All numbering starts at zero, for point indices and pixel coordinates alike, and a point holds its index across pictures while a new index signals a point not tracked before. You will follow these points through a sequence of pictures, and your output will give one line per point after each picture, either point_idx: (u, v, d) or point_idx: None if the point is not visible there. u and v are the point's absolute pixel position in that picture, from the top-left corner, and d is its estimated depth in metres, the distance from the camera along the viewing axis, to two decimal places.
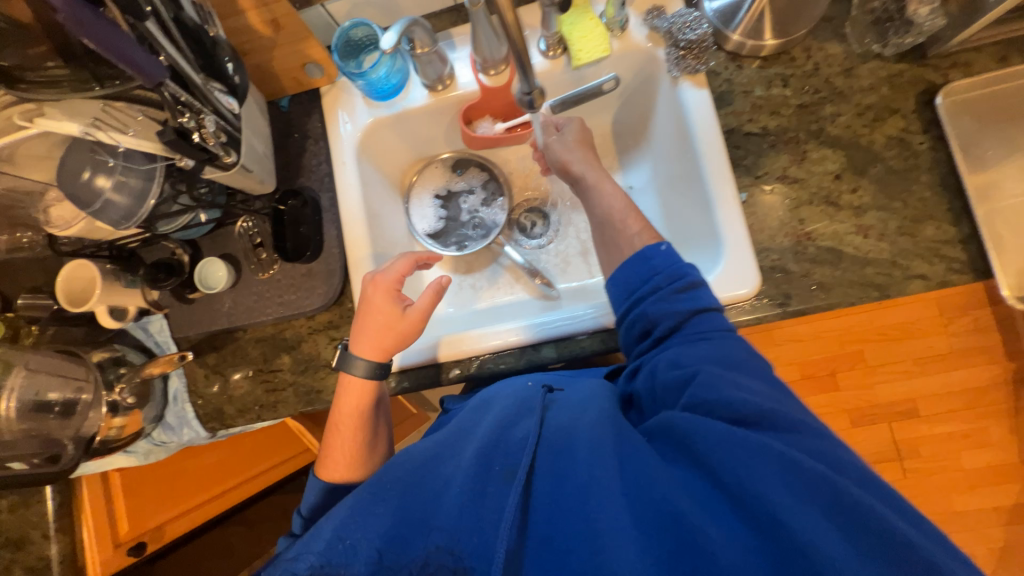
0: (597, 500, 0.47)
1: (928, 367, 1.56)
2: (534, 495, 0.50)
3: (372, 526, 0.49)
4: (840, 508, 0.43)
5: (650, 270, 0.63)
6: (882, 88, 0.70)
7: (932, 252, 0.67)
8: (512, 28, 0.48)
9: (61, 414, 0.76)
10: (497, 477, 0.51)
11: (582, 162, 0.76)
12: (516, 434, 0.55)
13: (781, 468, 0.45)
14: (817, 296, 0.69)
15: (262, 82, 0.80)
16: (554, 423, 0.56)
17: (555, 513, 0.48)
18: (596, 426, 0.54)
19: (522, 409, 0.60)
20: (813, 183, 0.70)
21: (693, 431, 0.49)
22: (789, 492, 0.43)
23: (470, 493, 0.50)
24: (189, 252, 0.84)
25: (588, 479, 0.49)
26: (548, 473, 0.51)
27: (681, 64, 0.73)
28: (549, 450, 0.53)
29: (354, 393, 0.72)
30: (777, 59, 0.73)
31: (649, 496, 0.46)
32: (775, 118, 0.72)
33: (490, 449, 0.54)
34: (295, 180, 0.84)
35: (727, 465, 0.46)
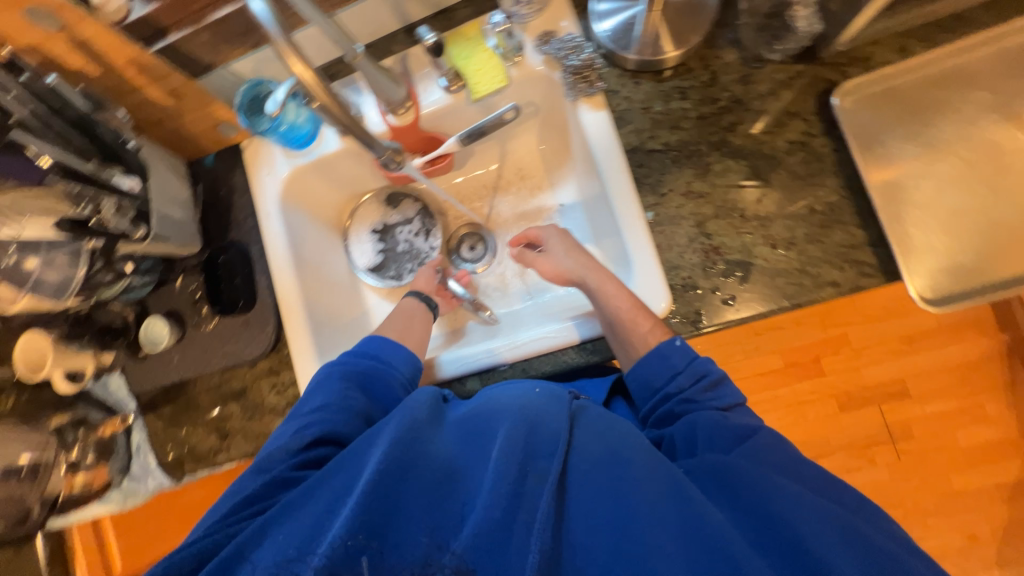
0: (645, 521, 0.44)
1: (919, 344, 1.46)
2: (568, 503, 0.46)
3: (401, 521, 0.45)
4: (881, 567, 0.43)
5: (670, 369, 0.63)
6: (782, 92, 0.68)
7: (842, 258, 0.65)
8: (332, 106, 0.56)
9: (28, 475, 0.83)
10: (530, 480, 0.46)
11: (581, 267, 0.74)
12: (546, 435, 0.49)
13: (839, 531, 0.45)
14: (729, 311, 0.68)
15: (180, 146, 0.82)
16: (591, 432, 0.52)
17: (594, 526, 0.45)
18: (647, 451, 0.50)
19: (556, 406, 0.53)
20: (718, 196, 0.69)
21: (754, 482, 0.48)
22: (828, 536, 0.44)
23: (508, 498, 0.44)
24: (137, 312, 0.88)
25: (638, 496, 0.45)
26: (594, 487, 0.47)
27: (576, 88, 0.72)
28: (591, 458, 0.48)
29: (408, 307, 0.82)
30: (675, 71, 0.72)
31: (701, 529, 0.44)
32: (676, 133, 0.71)
33: (525, 450, 0.48)
34: (226, 234, 0.87)
35: (787, 515, 0.46)
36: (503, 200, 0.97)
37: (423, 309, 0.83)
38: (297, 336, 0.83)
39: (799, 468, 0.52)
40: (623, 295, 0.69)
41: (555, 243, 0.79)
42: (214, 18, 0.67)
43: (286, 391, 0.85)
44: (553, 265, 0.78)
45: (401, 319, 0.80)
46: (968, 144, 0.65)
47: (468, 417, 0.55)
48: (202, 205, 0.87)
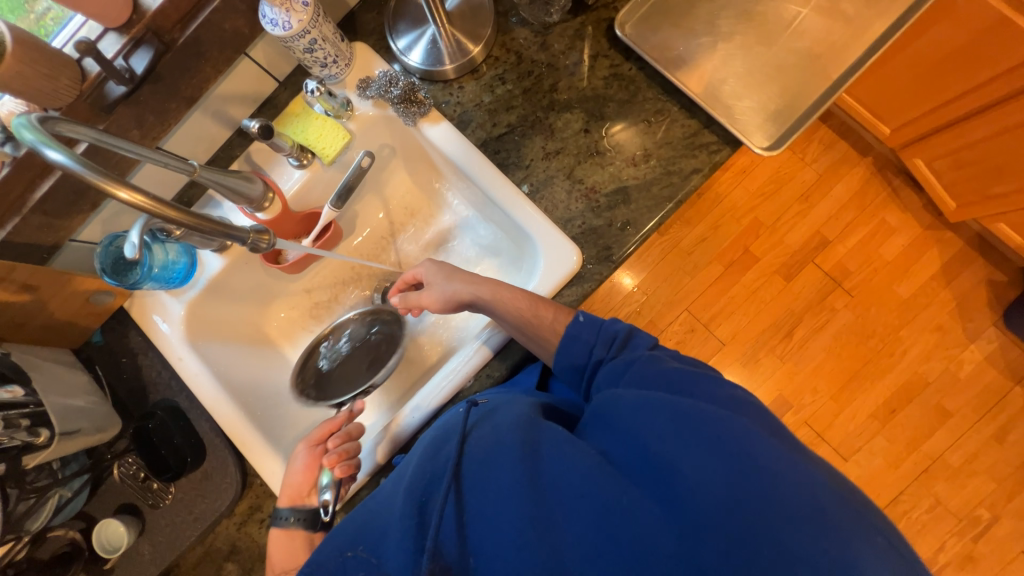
0: (522, 497, 0.49)
1: (812, 198, 1.63)
2: (466, 510, 0.51)
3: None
4: (720, 445, 0.47)
5: (585, 346, 0.65)
6: (577, 42, 0.77)
7: (690, 147, 0.74)
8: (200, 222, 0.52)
9: None
10: (430, 503, 0.51)
11: (468, 286, 0.73)
12: (441, 456, 0.55)
13: (686, 426, 0.49)
14: (630, 233, 0.74)
15: (59, 338, 0.78)
16: (482, 432, 0.56)
17: (487, 519, 0.50)
18: (529, 425, 0.54)
19: (454, 425, 0.59)
20: (571, 146, 0.76)
21: (617, 411, 0.54)
22: (675, 439, 0.48)
23: (411, 531, 0.49)
24: (83, 526, 0.79)
25: (516, 480, 0.50)
26: (478, 482, 0.51)
27: (410, 113, 0.77)
28: (477, 459, 0.53)
29: (284, 536, 0.65)
30: (487, 64, 0.79)
31: (568, 478, 0.49)
32: (513, 112, 0.78)
33: (424, 478, 0.53)
34: (147, 399, 0.82)
35: (643, 429, 0.50)
36: (404, 240, 0.99)
37: (306, 542, 0.65)
38: (262, 460, 0.78)
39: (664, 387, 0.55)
40: (510, 291, 0.71)
41: (433, 275, 0.78)
42: (37, 197, 0.65)
43: None
44: (438, 295, 0.76)
45: (290, 561, 0.63)
46: (733, 19, 0.77)
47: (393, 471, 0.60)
48: (109, 385, 0.81)
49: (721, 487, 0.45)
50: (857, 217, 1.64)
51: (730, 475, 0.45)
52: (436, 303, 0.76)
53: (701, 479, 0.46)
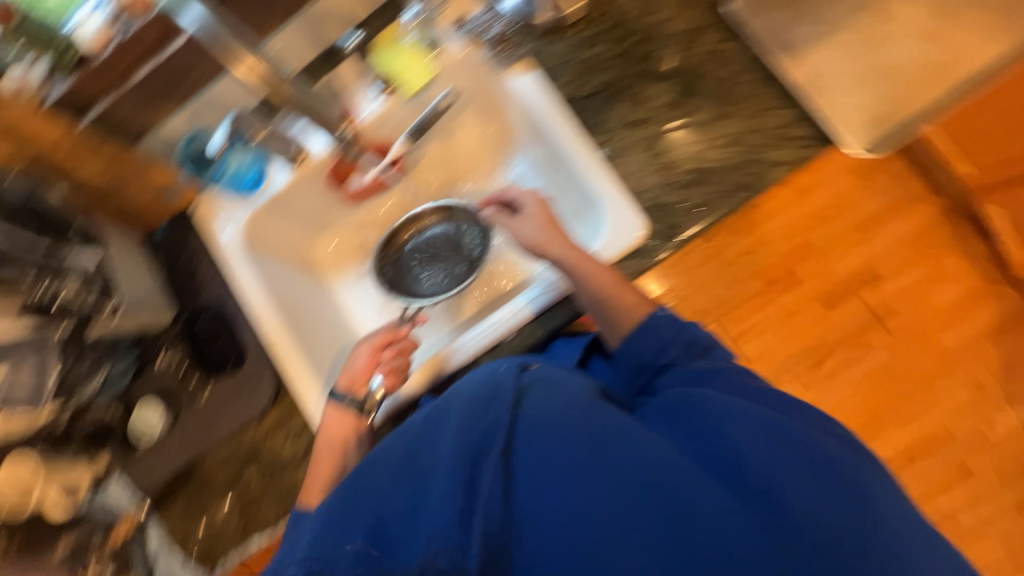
0: (590, 486, 0.41)
1: None
2: (516, 487, 0.42)
3: (346, 533, 0.44)
4: (820, 465, 0.42)
5: (662, 340, 0.62)
6: (680, 15, 0.76)
7: (779, 138, 0.71)
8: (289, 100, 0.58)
9: None
10: (474, 474, 0.43)
11: (559, 247, 0.71)
12: (489, 416, 0.45)
13: (785, 441, 0.43)
14: (700, 215, 0.72)
15: (130, 220, 0.81)
16: (537, 400, 0.45)
17: (544, 504, 0.41)
18: (599, 406, 0.45)
19: (503, 384, 0.47)
20: (656, 118, 0.75)
21: (706, 408, 0.46)
22: (776, 453, 0.42)
23: (458, 495, 0.42)
24: (123, 404, 0.81)
25: (588, 465, 0.41)
26: (533, 458, 0.42)
27: (501, 60, 0.79)
28: (536, 431, 0.43)
29: (334, 423, 0.71)
30: (586, 23, 0.79)
31: (650, 476, 0.41)
32: (603, 74, 0.77)
33: (472, 438, 0.44)
34: (198, 298, 0.84)
35: (741, 434, 0.43)
36: (461, 191, 0.97)
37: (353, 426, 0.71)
38: (299, 374, 0.80)
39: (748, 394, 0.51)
40: (578, 252, 0.71)
41: (535, 212, 0.76)
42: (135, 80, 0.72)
43: (301, 436, 0.81)
44: (530, 236, 0.74)
45: (331, 447, 0.69)
46: (840, 19, 0.77)
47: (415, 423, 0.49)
48: (166, 275, 0.84)
49: (827, 515, 0.40)
50: None
51: (833, 499, 0.41)
52: (524, 242, 0.75)
53: (807, 503, 0.40)
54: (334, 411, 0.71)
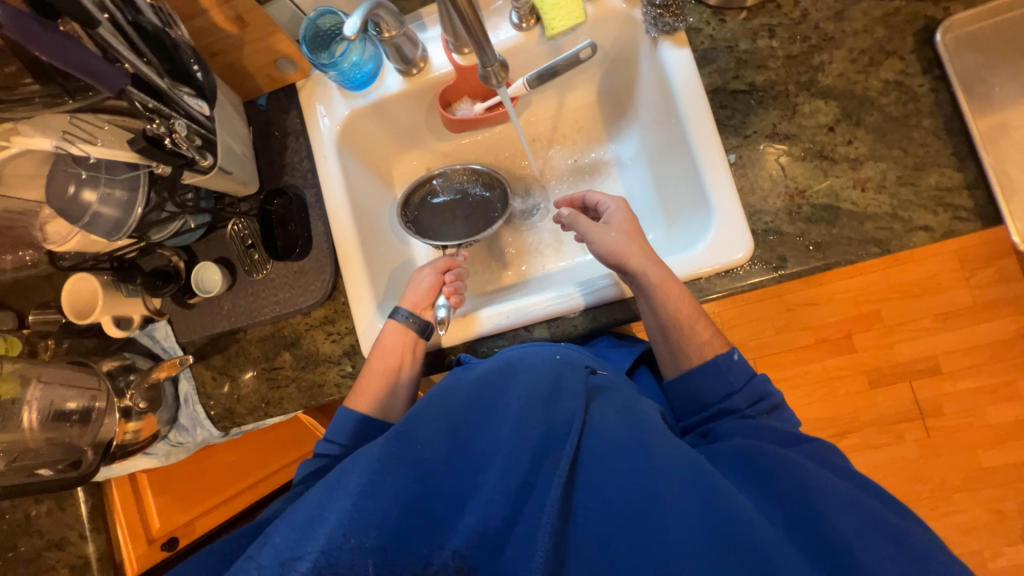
0: (657, 505, 0.44)
1: (951, 322, 1.39)
2: (577, 491, 0.46)
3: (398, 500, 0.44)
4: (898, 539, 0.42)
5: (729, 386, 0.62)
6: (877, 29, 0.66)
7: (936, 201, 0.63)
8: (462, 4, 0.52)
9: (79, 421, 0.79)
10: (544, 464, 0.46)
11: (642, 256, 0.66)
12: (559, 419, 0.49)
13: (863, 511, 0.44)
14: (814, 257, 0.65)
15: (236, 81, 0.79)
16: (601, 412, 0.51)
17: (609, 514, 0.44)
18: (662, 436, 0.50)
19: (570, 381, 0.53)
20: (805, 138, 0.67)
21: (779, 465, 0.48)
22: (854, 518, 0.43)
23: (517, 487, 0.45)
24: (186, 259, 0.84)
25: (657, 489, 0.44)
26: (596, 464, 0.47)
27: (659, 23, 0.70)
28: (602, 440, 0.48)
29: (393, 335, 0.73)
30: (762, 8, 0.70)
31: (721, 513, 0.43)
32: (762, 73, 0.69)
33: (538, 432, 0.48)
34: (280, 179, 0.84)
35: (816, 495, 0.45)
36: (558, 152, 0.92)
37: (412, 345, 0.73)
38: (354, 284, 0.81)
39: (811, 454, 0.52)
40: (659, 268, 0.65)
41: (620, 219, 0.71)
42: None
43: (342, 340, 0.82)
44: (607, 242, 0.69)
45: (387, 356, 0.72)
46: None
47: (470, 399, 0.53)
48: (255, 146, 0.84)
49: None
50: (996, 364, 1.41)
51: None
52: (597, 250, 0.70)
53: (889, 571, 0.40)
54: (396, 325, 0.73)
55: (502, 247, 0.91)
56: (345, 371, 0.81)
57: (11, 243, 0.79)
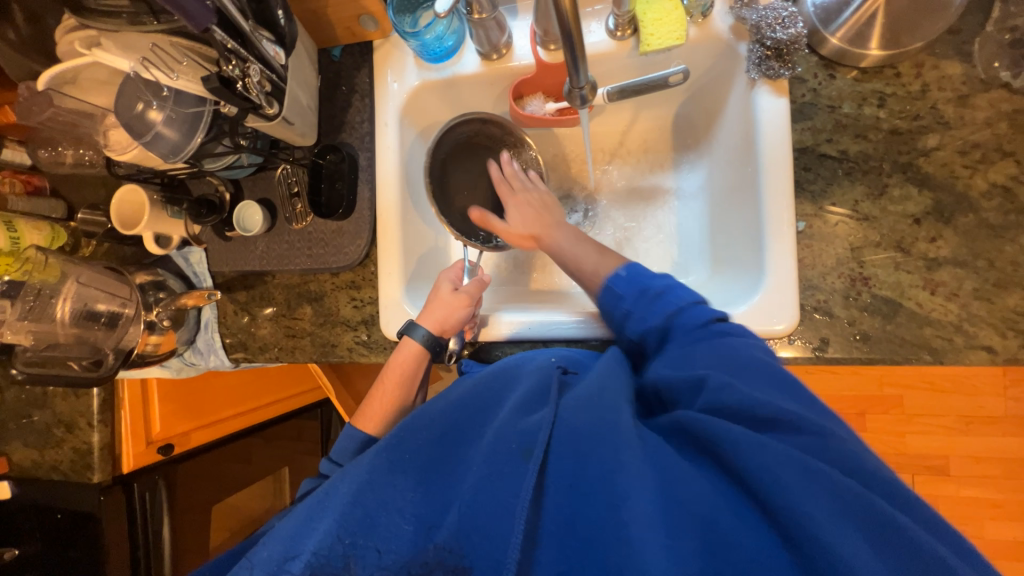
0: (621, 491, 0.41)
1: (975, 427, 1.34)
2: (549, 486, 0.44)
3: (388, 507, 0.45)
4: (894, 545, 0.36)
5: (638, 304, 0.61)
6: (1000, 125, 0.61)
7: (1007, 324, 0.59)
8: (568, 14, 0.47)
9: (106, 325, 0.84)
10: (513, 455, 0.46)
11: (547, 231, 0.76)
12: (529, 419, 0.49)
13: (841, 504, 0.37)
14: (858, 348, 0.62)
15: (315, 27, 0.78)
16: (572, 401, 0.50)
17: (575, 502, 0.43)
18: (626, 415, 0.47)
19: (546, 384, 0.53)
20: (885, 224, 0.63)
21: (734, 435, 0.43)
22: (831, 511, 0.37)
23: (485, 473, 0.45)
24: (231, 191, 0.84)
25: (613, 478, 0.42)
26: (567, 455, 0.45)
27: (763, 66, 0.65)
28: (571, 432, 0.46)
29: (408, 353, 0.72)
30: (880, 73, 0.64)
31: (689, 507, 0.40)
32: (859, 142, 0.64)
33: (513, 429, 0.48)
34: (337, 135, 0.83)
35: (778, 483, 0.39)
36: (618, 169, 0.89)
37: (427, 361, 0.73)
38: (387, 257, 0.81)
39: (794, 416, 0.43)
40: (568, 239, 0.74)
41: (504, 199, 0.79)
42: None
43: (363, 308, 0.83)
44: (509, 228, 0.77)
45: (401, 375, 0.72)
46: None
47: (454, 399, 0.54)
48: (321, 96, 0.83)
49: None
50: (1006, 480, 1.34)
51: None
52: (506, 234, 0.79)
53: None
54: (415, 345, 0.72)
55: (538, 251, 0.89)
56: (360, 338, 0.83)
57: (74, 140, 0.80)
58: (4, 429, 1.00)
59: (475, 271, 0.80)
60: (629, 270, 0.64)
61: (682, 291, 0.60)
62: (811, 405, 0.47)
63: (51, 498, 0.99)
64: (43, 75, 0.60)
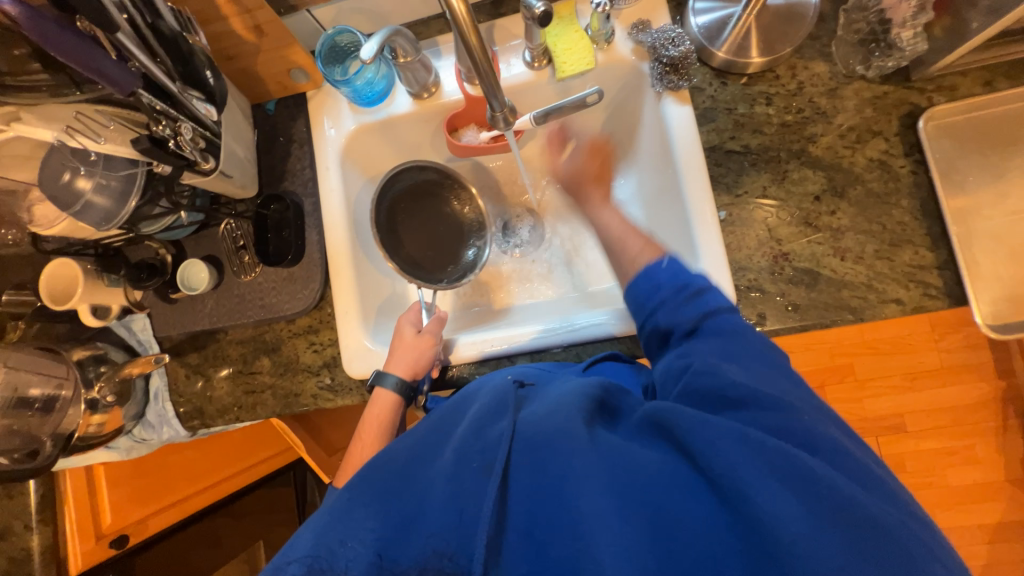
0: (577, 489, 0.42)
1: (921, 383, 1.44)
2: (510, 495, 0.44)
3: (351, 545, 0.43)
4: (826, 497, 0.38)
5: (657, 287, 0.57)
6: (866, 110, 0.71)
7: (908, 277, 0.67)
8: (476, 51, 0.51)
9: (41, 411, 0.77)
10: (477, 472, 0.45)
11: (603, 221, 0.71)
12: (491, 432, 0.48)
13: (777, 467, 0.40)
14: (791, 317, 0.68)
15: (246, 85, 0.80)
16: (531, 412, 0.49)
17: (535, 508, 0.43)
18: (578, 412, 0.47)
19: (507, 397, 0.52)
20: (793, 204, 0.70)
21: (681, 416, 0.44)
22: (766, 478, 0.39)
23: (448, 497, 0.44)
24: (173, 253, 0.82)
25: (571, 480, 0.43)
26: (527, 465, 0.45)
27: (664, 80, 0.73)
28: (529, 440, 0.46)
29: (381, 405, 0.71)
30: (762, 76, 0.74)
31: (639, 494, 0.41)
32: (757, 136, 0.72)
33: (475, 448, 0.47)
34: (279, 184, 0.84)
35: (720, 456, 0.40)
36: (557, 187, 0.94)
37: (401, 406, 0.72)
38: (343, 297, 0.81)
39: (734, 388, 0.46)
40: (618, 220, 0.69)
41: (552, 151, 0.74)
42: None
43: (324, 351, 0.82)
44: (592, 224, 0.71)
45: (376, 431, 0.70)
46: None
47: (419, 429, 0.53)
48: (259, 149, 0.84)
49: (839, 552, 0.36)
50: (954, 427, 1.44)
51: (840, 532, 0.37)
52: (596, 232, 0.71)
53: (809, 537, 0.37)
54: (387, 394, 0.71)
55: (496, 273, 0.91)
56: (324, 383, 0.81)
57: None
58: None
59: (432, 309, 0.81)
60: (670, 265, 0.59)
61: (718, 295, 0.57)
62: (764, 373, 0.49)
63: None
64: None
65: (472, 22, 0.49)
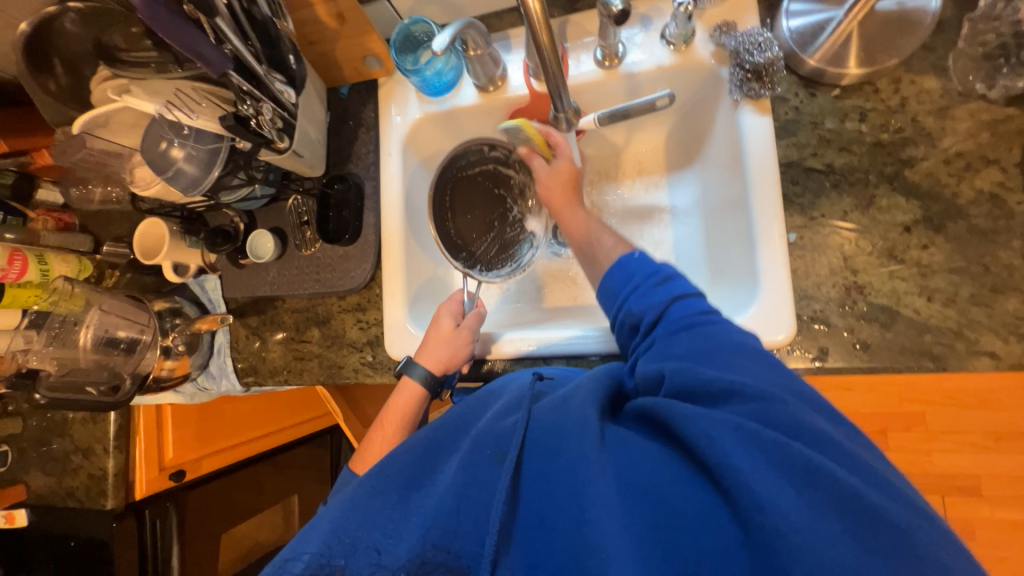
0: (583, 475, 0.42)
1: (1005, 445, 1.28)
2: (522, 487, 0.44)
3: (367, 525, 0.44)
4: (840, 508, 0.35)
5: (629, 275, 0.59)
6: (982, 134, 0.62)
7: (1008, 329, 0.59)
8: (546, 49, 0.50)
9: (125, 351, 0.87)
10: (490, 459, 0.46)
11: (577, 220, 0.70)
12: (504, 425, 0.49)
13: (777, 466, 0.38)
14: (858, 356, 0.62)
15: (324, 69, 0.84)
16: (543, 410, 0.49)
17: (538, 495, 0.43)
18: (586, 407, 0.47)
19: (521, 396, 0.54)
20: (877, 233, 0.64)
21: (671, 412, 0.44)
22: (760, 468, 0.38)
23: (458, 482, 0.45)
24: (245, 221, 0.89)
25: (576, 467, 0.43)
26: (539, 455, 0.45)
27: (744, 87, 0.68)
28: (543, 434, 0.46)
29: (408, 394, 0.73)
30: (859, 89, 0.67)
31: (638, 482, 0.42)
32: (843, 155, 0.66)
33: (490, 436, 0.48)
34: (344, 166, 0.88)
35: (717, 452, 0.39)
36: (614, 190, 0.91)
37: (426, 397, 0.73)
38: (392, 279, 0.84)
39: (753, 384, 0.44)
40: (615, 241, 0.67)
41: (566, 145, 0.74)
42: None
43: (369, 330, 0.85)
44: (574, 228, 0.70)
45: (398, 417, 0.72)
46: None
47: (438, 422, 0.55)
48: (329, 130, 0.88)
49: (846, 550, 0.34)
50: None
51: (853, 538, 0.34)
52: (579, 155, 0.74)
53: (805, 528, 0.34)
54: (414, 384, 0.73)
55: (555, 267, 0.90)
56: (365, 359, 0.85)
57: (103, 178, 0.86)
58: (23, 456, 1.02)
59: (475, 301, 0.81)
60: (645, 251, 0.60)
61: (688, 281, 0.57)
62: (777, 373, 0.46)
63: (66, 526, 1.00)
64: (78, 120, 0.65)
65: (545, 20, 0.48)
